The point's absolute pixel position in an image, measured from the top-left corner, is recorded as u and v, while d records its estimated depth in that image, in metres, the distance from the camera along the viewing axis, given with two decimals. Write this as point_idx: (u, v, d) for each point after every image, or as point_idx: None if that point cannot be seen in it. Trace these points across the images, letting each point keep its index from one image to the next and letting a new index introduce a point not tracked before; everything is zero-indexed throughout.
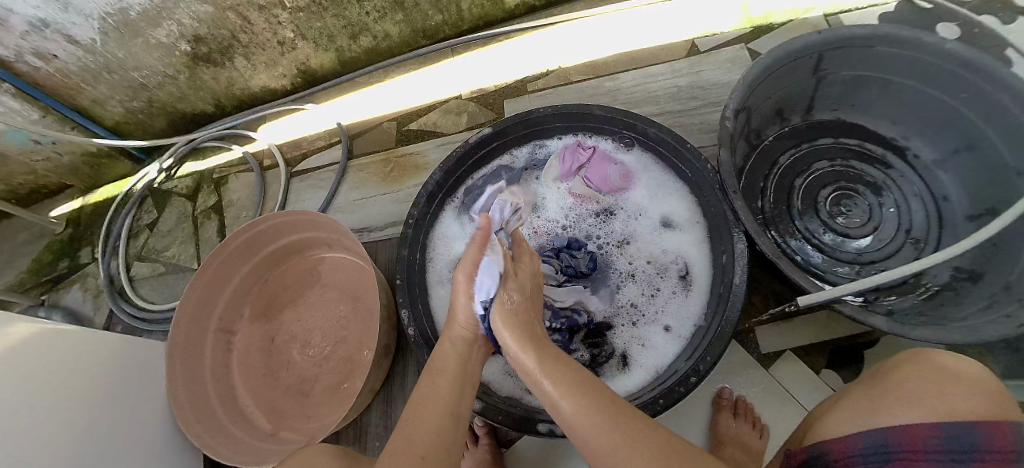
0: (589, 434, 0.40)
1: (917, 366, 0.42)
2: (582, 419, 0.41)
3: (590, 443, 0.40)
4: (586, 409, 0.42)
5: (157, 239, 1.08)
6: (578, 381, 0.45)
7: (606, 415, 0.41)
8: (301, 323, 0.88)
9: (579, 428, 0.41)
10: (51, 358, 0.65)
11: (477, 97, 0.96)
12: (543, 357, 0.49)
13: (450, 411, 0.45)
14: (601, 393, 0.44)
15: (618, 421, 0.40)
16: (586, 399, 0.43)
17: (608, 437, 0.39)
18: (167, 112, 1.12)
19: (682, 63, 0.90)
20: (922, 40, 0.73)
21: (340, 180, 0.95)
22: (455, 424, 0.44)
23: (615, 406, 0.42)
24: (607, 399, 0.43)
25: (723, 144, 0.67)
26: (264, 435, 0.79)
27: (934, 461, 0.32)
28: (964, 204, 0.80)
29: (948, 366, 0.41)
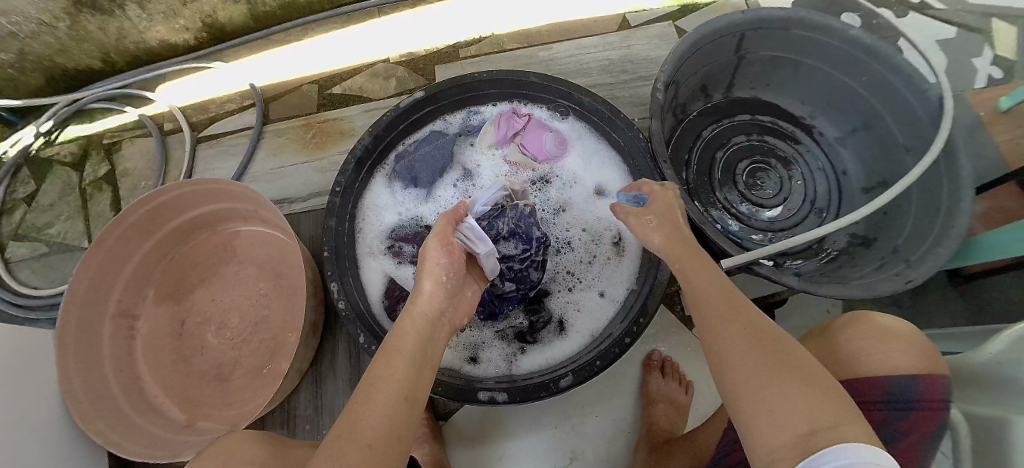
0: (719, 327, 0.42)
1: (863, 327, 0.50)
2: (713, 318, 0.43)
3: (716, 334, 0.42)
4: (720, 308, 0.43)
5: (36, 215, 0.93)
6: (720, 288, 0.46)
7: (738, 317, 0.42)
8: (215, 303, 0.81)
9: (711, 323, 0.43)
10: None
11: (406, 61, 0.91)
12: (691, 263, 0.49)
13: None
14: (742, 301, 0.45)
15: (751, 324, 0.41)
16: (727, 303, 0.44)
17: (736, 334, 0.41)
18: (45, 67, 0.95)
19: (614, 36, 0.91)
20: (833, 26, 0.79)
21: (254, 147, 0.87)
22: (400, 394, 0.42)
23: (753, 317, 0.42)
24: (747, 308, 0.43)
25: (654, 115, 0.69)
26: (178, 426, 0.72)
27: (883, 408, 0.44)
28: (860, 178, 0.89)
29: (884, 325, 0.49)
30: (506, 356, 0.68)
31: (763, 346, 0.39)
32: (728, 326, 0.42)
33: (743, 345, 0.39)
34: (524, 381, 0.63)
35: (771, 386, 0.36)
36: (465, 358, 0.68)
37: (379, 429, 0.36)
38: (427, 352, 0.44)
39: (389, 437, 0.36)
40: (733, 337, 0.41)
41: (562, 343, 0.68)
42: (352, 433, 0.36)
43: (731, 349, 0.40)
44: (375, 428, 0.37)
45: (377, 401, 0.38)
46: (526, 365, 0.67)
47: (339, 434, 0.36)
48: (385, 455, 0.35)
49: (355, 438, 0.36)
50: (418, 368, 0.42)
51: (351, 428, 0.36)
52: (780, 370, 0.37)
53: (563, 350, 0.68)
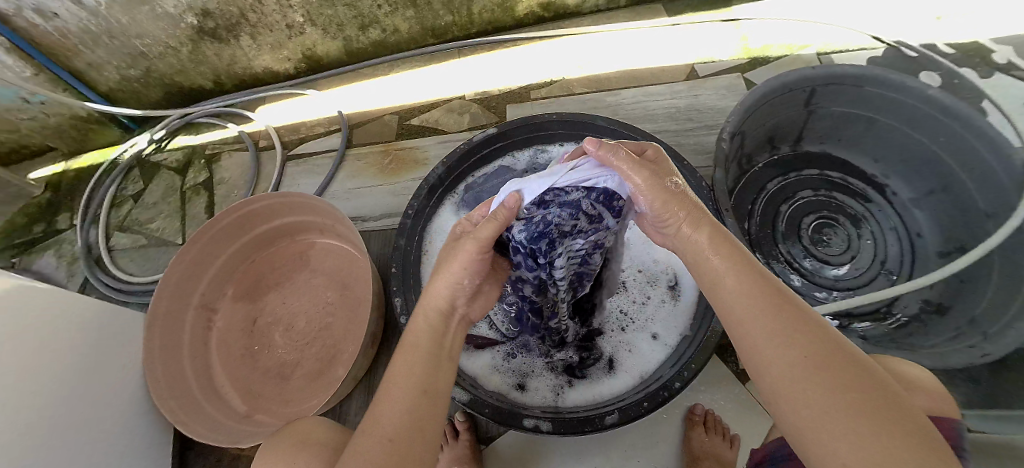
0: (762, 342, 0.34)
1: (865, 364, 0.53)
2: (753, 329, 0.35)
3: (759, 351, 0.34)
4: (761, 318, 0.35)
5: (140, 210, 1.05)
6: (762, 288, 0.37)
7: (801, 332, 0.33)
8: (285, 306, 0.87)
9: (751, 335, 0.35)
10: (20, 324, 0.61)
11: (480, 99, 0.98)
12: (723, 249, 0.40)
13: None
14: (794, 305, 0.36)
15: (810, 338, 0.33)
16: (773, 311, 0.35)
17: (795, 350, 0.33)
18: (165, 83, 1.10)
19: (682, 86, 0.94)
20: (908, 85, 0.78)
21: (336, 169, 0.95)
22: None
23: (823, 331, 0.34)
24: (806, 317, 0.35)
25: (719, 164, 0.70)
26: (240, 416, 0.77)
27: None
28: (935, 240, 0.85)
29: (903, 371, 0.50)
30: (554, 387, 0.69)
31: (828, 367, 0.31)
32: (783, 341, 0.33)
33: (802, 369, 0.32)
34: (568, 414, 0.63)
35: (831, 421, 0.29)
36: (513, 384, 0.69)
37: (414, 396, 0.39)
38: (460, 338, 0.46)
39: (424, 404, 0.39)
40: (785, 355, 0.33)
41: (611, 381, 0.68)
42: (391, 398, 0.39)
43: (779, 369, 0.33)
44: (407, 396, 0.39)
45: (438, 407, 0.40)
46: (572, 398, 0.67)
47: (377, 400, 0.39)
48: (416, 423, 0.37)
49: (389, 403, 0.38)
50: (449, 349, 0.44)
51: (385, 396, 0.39)
52: (850, 401, 0.29)
53: (611, 388, 0.67)
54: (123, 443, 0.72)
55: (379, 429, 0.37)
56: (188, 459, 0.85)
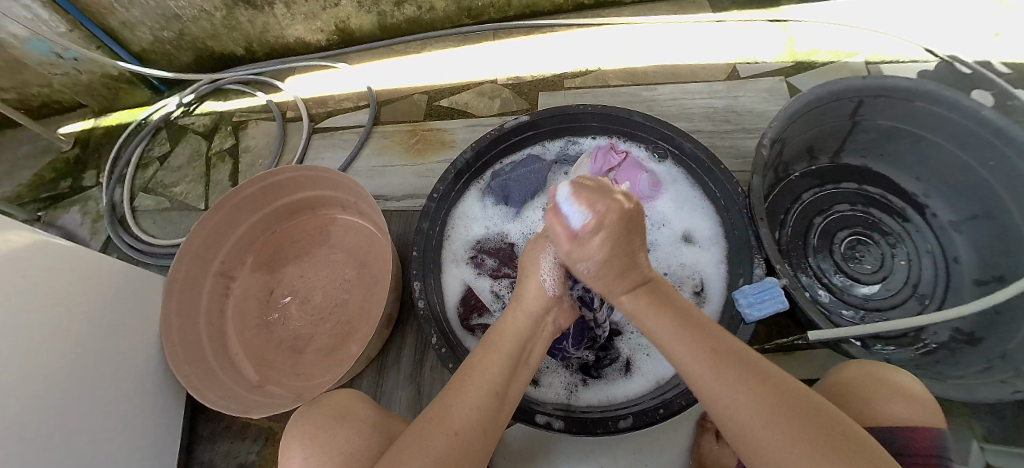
0: (707, 376, 0.39)
1: (854, 372, 0.50)
2: (695, 366, 0.41)
3: (704, 384, 0.39)
4: (700, 354, 0.41)
5: (165, 173, 1.06)
6: (690, 326, 0.43)
7: (730, 365, 0.39)
8: (302, 279, 0.88)
9: (693, 371, 0.40)
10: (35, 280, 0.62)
11: (512, 84, 0.96)
12: (642, 292, 0.47)
13: (496, 390, 0.43)
14: (717, 338, 0.42)
15: (742, 369, 0.39)
16: (705, 351, 0.41)
17: (731, 381, 0.38)
18: (197, 48, 1.10)
19: (721, 85, 0.91)
20: (962, 103, 0.74)
21: (361, 145, 0.94)
22: (498, 406, 0.43)
23: (749, 360, 0.40)
24: (732, 349, 0.41)
25: (756, 170, 0.67)
26: (250, 386, 0.78)
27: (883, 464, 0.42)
28: (972, 268, 0.80)
29: (900, 383, 0.48)
30: (567, 384, 0.68)
31: (766, 396, 0.36)
32: (718, 375, 0.39)
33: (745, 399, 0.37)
34: (581, 414, 0.62)
35: (779, 444, 0.34)
36: None
37: (469, 420, 0.41)
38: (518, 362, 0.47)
39: (475, 428, 0.41)
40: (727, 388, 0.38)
41: (626, 384, 0.67)
42: (442, 419, 0.41)
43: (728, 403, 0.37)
44: (463, 418, 0.41)
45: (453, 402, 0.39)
46: (586, 398, 0.66)
47: (430, 417, 0.41)
48: (467, 446, 0.39)
49: (445, 424, 0.40)
50: (511, 373, 0.46)
51: (443, 414, 0.41)
52: (789, 425, 0.34)
53: (625, 391, 0.66)
54: (134, 402, 0.73)
55: (430, 447, 0.39)
56: (197, 422, 0.87)
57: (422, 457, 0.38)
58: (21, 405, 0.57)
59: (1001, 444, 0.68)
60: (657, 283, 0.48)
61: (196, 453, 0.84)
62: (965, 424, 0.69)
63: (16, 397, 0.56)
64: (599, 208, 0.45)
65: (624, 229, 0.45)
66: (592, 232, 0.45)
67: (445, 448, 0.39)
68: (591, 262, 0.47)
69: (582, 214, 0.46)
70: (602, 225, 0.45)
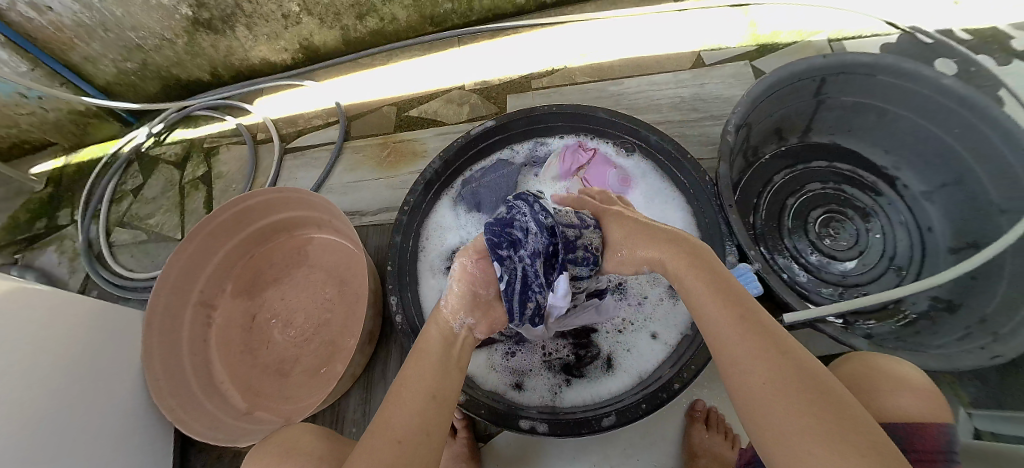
0: (730, 341, 0.37)
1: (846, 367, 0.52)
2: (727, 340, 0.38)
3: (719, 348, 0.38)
4: (725, 324, 0.39)
5: (140, 205, 1.05)
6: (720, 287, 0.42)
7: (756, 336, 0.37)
8: (284, 301, 0.87)
9: (712, 329, 0.39)
10: (8, 329, 0.61)
11: (480, 89, 0.96)
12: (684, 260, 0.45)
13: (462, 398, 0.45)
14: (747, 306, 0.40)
15: (762, 338, 0.37)
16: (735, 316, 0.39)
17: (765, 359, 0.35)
18: (163, 76, 1.09)
19: (687, 74, 0.92)
20: (922, 73, 0.75)
21: (334, 161, 0.94)
22: None
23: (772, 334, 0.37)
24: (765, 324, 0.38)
25: (723, 157, 0.67)
26: (238, 413, 0.77)
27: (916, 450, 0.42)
28: (946, 235, 0.82)
29: (881, 366, 0.49)
30: (551, 386, 0.68)
31: (784, 369, 0.34)
32: (737, 356, 0.37)
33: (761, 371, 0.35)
34: (566, 415, 0.62)
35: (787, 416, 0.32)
36: (510, 383, 0.69)
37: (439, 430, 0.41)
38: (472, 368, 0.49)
39: (419, 432, 0.39)
40: (746, 354, 0.36)
41: (609, 381, 0.67)
42: (383, 428, 0.39)
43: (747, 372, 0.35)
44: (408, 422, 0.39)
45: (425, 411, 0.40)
46: (570, 398, 0.67)
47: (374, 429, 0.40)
48: (412, 450, 0.38)
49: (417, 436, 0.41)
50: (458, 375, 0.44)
51: (382, 425, 0.40)
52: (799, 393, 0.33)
53: (609, 388, 0.66)
54: (122, 441, 0.72)
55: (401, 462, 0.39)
56: (189, 455, 0.86)
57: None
58: (4, 455, 0.56)
59: (987, 408, 0.69)
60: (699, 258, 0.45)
61: None
62: (951, 392, 0.70)
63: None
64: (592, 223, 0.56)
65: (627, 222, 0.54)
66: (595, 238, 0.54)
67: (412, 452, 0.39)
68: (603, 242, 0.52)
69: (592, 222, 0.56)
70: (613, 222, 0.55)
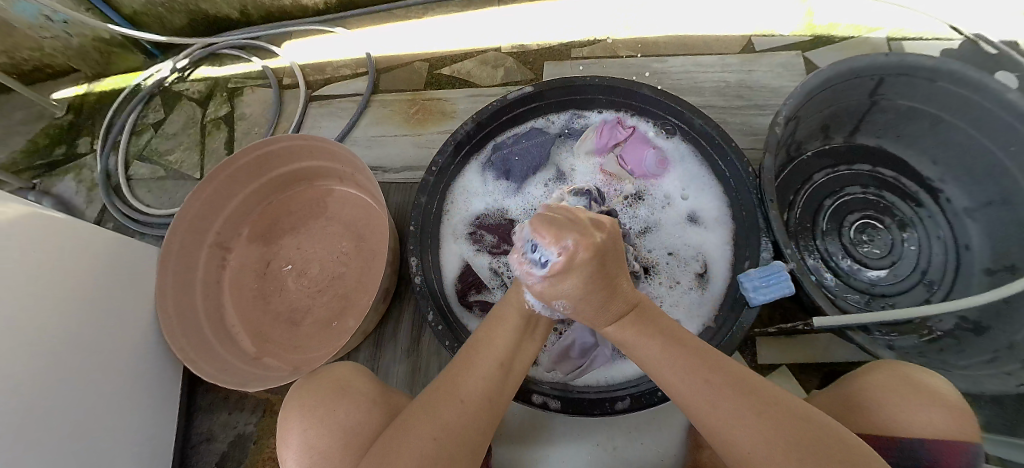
0: (695, 397, 0.38)
1: (876, 379, 0.49)
2: (688, 389, 0.39)
3: (687, 399, 0.39)
4: (701, 383, 0.39)
5: (160, 140, 1.04)
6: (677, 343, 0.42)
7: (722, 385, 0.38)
8: (299, 251, 0.86)
9: (668, 377, 0.41)
10: (25, 254, 0.60)
11: (517, 53, 0.92)
12: (629, 322, 0.44)
13: (500, 362, 0.43)
14: (705, 356, 0.41)
15: (739, 391, 0.37)
16: (696, 368, 0.40)
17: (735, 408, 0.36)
18: (190, 10, 1.06)
19: (735, 59, 0.87)
20: (988, 85, 0.70)
21: (360, 114, 0.91)
22: (503, 376, 0.43)
23: (738, 378, 0.39)
24: (725, 370, 0.39)
25: (769, 149, 0.64)
26: (247, 358, 0.77)
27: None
28: (984, 255, 0.78)
29: (912, 380, 0.47)
30: (565, 364, 0.67)
31: (770, 420, 0.35)
32: (713, 404, 0.37)
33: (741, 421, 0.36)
34: (578, 394, 0.61)
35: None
36: None
37: (478, 392, 0.40)
38: (522, 335, 0.47)
39: (484, 400, 0.40)
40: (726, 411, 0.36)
41: (624, 364, 0.66)
42: (450, 390, 0.40)
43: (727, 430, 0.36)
44: (473, 389, 0.40)
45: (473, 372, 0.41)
46: (583, 377, 0.66)
47: (439, 389, 0.41)
48: (475, 418, 0.39)
49: (452, 394, 0.40)
50: (516, 346, 0.45)
51: (450, 384, 0.41)
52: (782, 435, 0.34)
53: (623, 372, 0.65)
54: (131, 374, 0.73)
55: (436, 416, 0.38)
56: (196, 392, 0.87)
57: (427, 424, 0.38)
58: (13, 377, 0.56)
59: (1002, 433, 0.67)
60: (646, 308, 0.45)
61: (195, 423, 0.85)
62: None
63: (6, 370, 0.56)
64: (570, 246, 0.37)
65: (598, 265, 0.38)
66: (561, 273, 0.38)
67: (447, 411, 0.38)
68: (567, 302, 0.41)
69: (550, 250, 0.39)
70: (573, 266, 0.38)
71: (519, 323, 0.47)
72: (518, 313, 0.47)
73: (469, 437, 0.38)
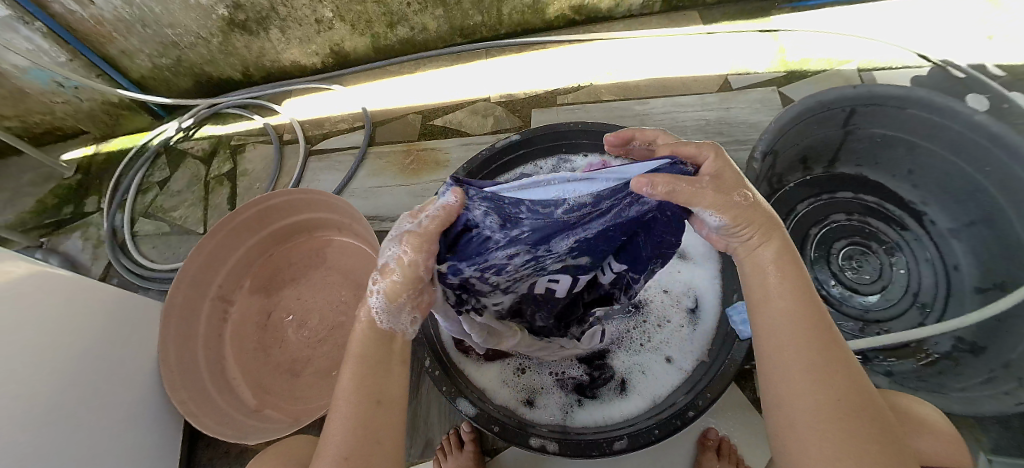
0: (796, 352, 0.34)
1: (879, 409, 0.48)
2: (790, 336, 0.35)
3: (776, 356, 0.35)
4: (809, 336, 0.35)
5: (166, 197, 1.07)
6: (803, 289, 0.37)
7: (826, 349, 0.34)
8: (300, 302, 0.88)
9: (779, 311, 0.36)
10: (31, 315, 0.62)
11: (506, 102, 0.97)
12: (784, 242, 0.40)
13: (373, 395, 0.35)
14: (827, 333, 0.36)
15: (835, 362, 0.34)
16: (816, 324, 0.35)
17: (827, 376, 0.33)
18: (195, 73, 1.12)
19: (713, 97, 0.91)
20: (956, 109, 0.74)
21: (357, 166, 0.95)
22: (379, 405, 0.35)
23: (840, 350, 0.35)
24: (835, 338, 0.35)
25: (747, 185, 0.67)
26: (248, 411, 0.77)
27: None
28: (973, 275, 0.79)
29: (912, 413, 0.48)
30: (563, 405, 0.67)
31: (846, 395, 0.32)
32: (806, 358, 0.34)
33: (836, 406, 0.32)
34: (576, 436, 0.61)
35: (836, 442, 0.31)
36: (522, 399, 0.68)
37: (344, 442, 0.33)
38: (387, 353, 0.38)
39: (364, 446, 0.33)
40: (811, 375, 0.33)
41: (623, 404, 0.66)
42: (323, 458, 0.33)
43: (798, 385, 0.33)
44: (337, 441, 0.33)
45: (339, 415, 0.34)
46: (582, 418, 0.66)
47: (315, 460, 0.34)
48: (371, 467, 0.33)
49: (322, 455, 0.33)
50: (386, 365, 0.37)
51: (319, 445, 0.34)
52: (859, 425, 0.31)
53: (621, 411, 0.65)
54: (130, 432, 0.73)
55: None
56: (196, 449, 0.87)
57: None
58: (10, 444, 0.56)
59: (1009, 455, 0.66)
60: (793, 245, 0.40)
61: None
62: (971, 437, 0.68)
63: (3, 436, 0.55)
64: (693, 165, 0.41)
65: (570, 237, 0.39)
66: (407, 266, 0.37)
67: None
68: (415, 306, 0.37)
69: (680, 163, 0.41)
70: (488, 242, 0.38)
71: (381, 341, 0.38)
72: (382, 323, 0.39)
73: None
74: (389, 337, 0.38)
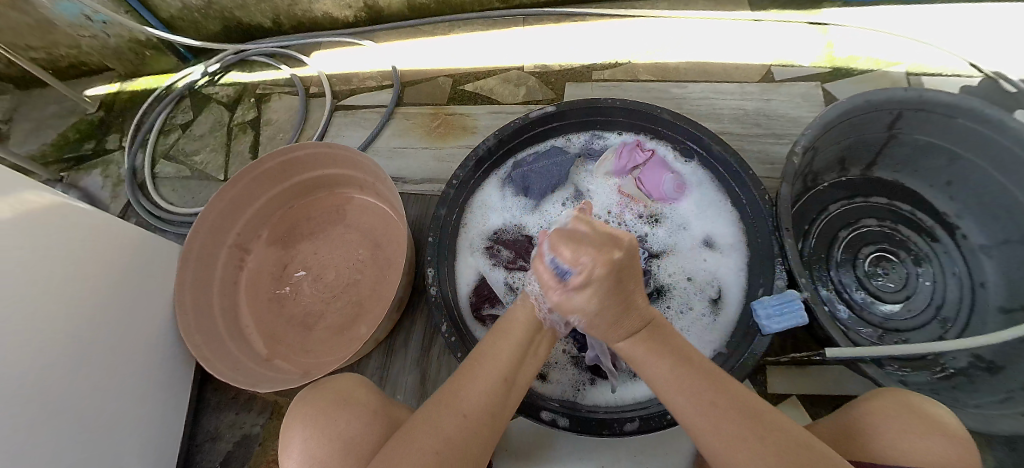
0: (694, 414, 0.40)
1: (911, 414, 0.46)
2: (677, 394, 0.41)
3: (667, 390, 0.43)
4: (693, 391, 0.41)
5: (187, 141, 1.07)
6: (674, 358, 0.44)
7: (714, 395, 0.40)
8: (316, 256, 0.88)
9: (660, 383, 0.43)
10: (53, 244, 0.63)
11: (539, 72, 0.94)
12: (643, 335, 0.47)
13: (504, 377, 0.44)
14: (710, 373, 0.42)
15: (730, 404, 0.39)
16: (691, 378, 0.42)
17: (731, 427, 0.38)
18: (224, 17, 1.09)
19: (754, 87, 0.88)
20: (1007, 122, 0.70)
21: (383, 126, 0.93)
22: (506, 392, 0.44)
23: (729, 390, 0.40)
24: (721, 383, 0.41)
25: (786, 179, 0.65)
26: (259, 359, 0.78)
27: None
28: (999, 294, 0.77)
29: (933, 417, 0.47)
30: (575, 382, 0.67)
31: (757, 436, 0.37)
32: (706, 414, 0.39)
33: (730, 425, 0.38)
34: (586, 413, 0.61)
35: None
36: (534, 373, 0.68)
37: (478, 404, 0.42)
38: (526, 354, 0.48)
39: (483, 413, 0.42)
40: (715, 428, 0.38)
41: (635, 386, 0.66)
42: (451, 401, 0.42)
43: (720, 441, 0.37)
44: (470, 400, 0.42)
45: (475, 381, 0.43)
46: (592, 397, 0.66)
47: (441, 399, 0.43)
48: (473, 432, 0.40)
49: (453, 406, 0.42)
50: (524, 351, 0.48)
51: (452, 397, 0.42)
52: (777, 457, 0.35)
53: (633, 393, 0.65)
54: (144, 369, 0.74)
55: (438, 428, 0.40)
56: (206, 390, 0.88)
57: (429, 438, 0.39)
58: (26, 369, 0.57)
59: None
60: (657, 327, 0.48)
61: (203, 420, 0.86)
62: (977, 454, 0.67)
63: (21, 360, 0.56)
64: None
65: (640, 252, 0.45)
66: (581, 286, 0.46)
67: (453, 425, 0.40)
68: (588, 306, 0.48)
69: None
70: (609, 257, 0.45)
71: (523, 337, 0.49)
72: (526, 326, 0.50)
73: (469, 449, 0.40)
74: (537, 328, 0.50)
